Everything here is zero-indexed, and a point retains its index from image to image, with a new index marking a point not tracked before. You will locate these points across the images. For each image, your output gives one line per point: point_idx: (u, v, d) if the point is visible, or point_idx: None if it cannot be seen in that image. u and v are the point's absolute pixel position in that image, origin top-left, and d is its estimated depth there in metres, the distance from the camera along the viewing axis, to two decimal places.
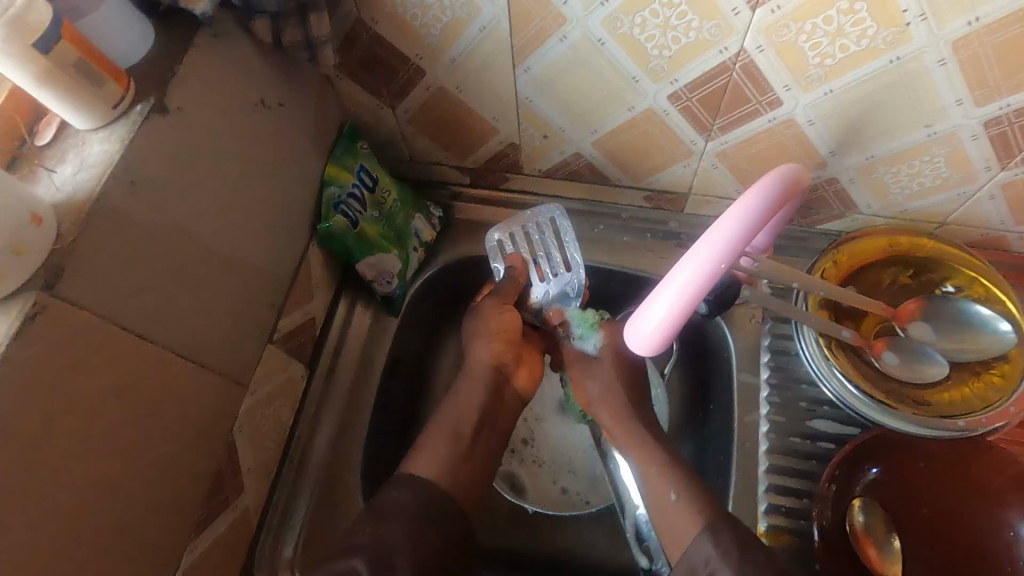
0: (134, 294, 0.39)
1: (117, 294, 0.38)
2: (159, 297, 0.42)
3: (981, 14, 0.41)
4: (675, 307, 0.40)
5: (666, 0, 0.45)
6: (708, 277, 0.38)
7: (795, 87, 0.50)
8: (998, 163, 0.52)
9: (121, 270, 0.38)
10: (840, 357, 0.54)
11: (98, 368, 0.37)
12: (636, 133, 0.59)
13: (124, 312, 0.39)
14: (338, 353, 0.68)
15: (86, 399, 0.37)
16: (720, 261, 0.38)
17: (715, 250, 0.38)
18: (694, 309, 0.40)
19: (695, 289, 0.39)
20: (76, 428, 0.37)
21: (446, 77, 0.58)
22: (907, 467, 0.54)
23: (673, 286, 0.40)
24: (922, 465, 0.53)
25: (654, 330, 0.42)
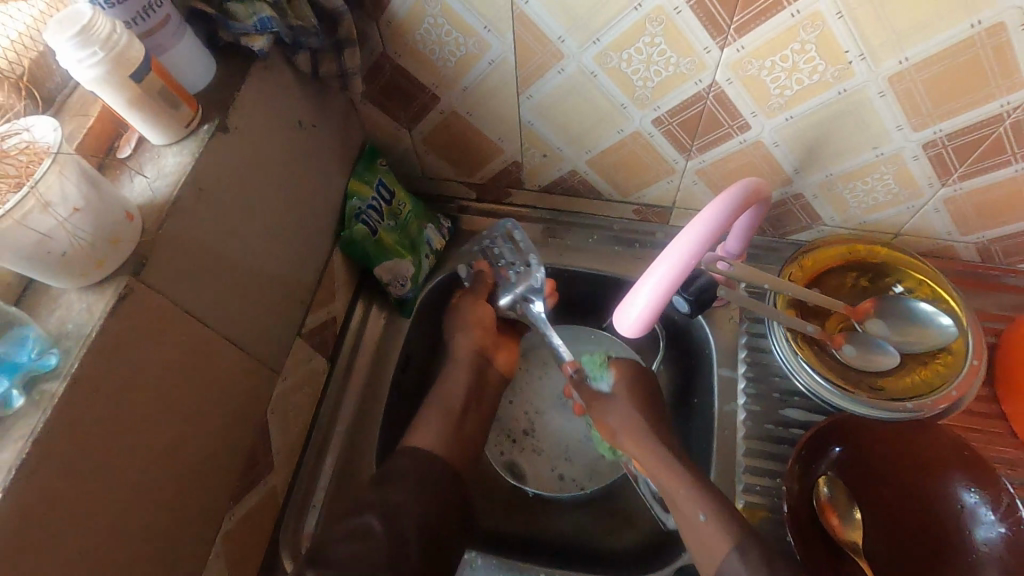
0: (196, 284, 0.46)
1: (184, 283, 0.45)
2: (215, 287, 0.49)
3: (910, 55, 0.50)
4: (654, 296, 0.47)
5: (648, 40, 0.53)
6: (681, 270, 0.46)
7: (760, 113, 0.58)
8: (938, 180, 0.60)
9: (188, 262, 0.45)
10: (806, 350, 0.62)
11: (168, 345, 0.44)
12: (624, 153, 0.67)
13: (189, 298, 0.46)
14: (356, 350, 0.74)
15: (158, 370, 0.43)
16: (692, 256, 0.45)
17: (687, 247, 0.45)
18: (669, 298, 0.47)
19: (670, 280, 0.46)
20: (150, 395, 0.43)
21: (458, 103, 0.66)
22: (866, 448, 0.61)
23: (654, 278, 0.47)
24: (880, 445, 0.60)
25: (636, 318, 0.49)
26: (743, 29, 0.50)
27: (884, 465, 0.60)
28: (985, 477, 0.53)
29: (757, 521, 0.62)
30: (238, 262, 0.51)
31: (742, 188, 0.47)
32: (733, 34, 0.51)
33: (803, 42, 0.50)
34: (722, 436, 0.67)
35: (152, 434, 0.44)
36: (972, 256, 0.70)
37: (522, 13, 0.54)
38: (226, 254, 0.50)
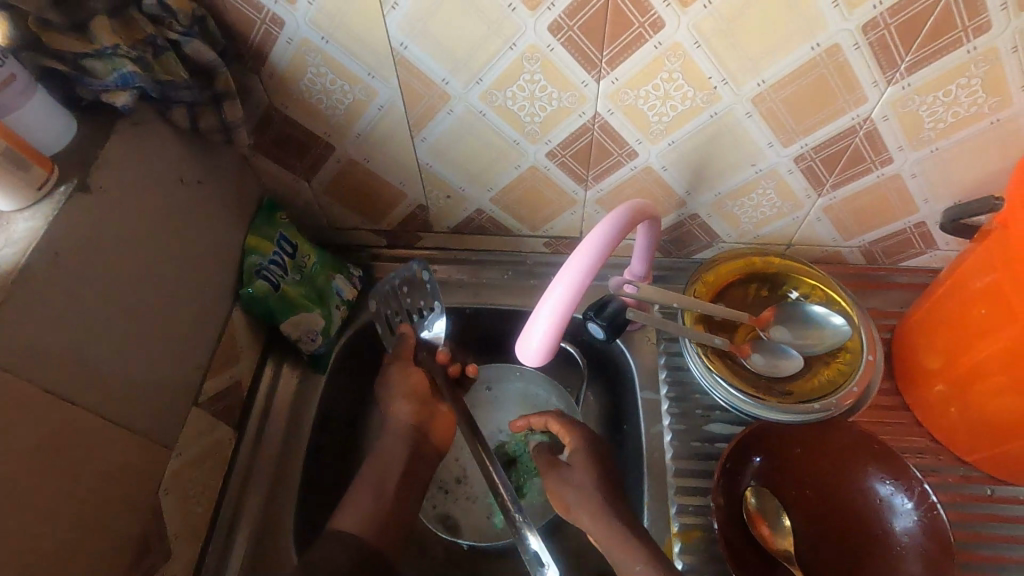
0: (53, 355, 0.43)
1: (29, 357, 0.41)
2: (79, 358, 0.45)
3: (765, 78, 0.54)
4: (556, 313, 0.46)
5: (528, 77, 0.55)
6: (579, 284, 0.45)
7: (645, 140, 0.61)
8: (813, 191, 0.65)
9: (40, 332, 0.42)
10: (718, 362, 0.63)
11: (17, 426, 0.40)
12: (525, 188, 0.69)
13: (44, 374, 0.42)
14: (267, 414, 0.70)
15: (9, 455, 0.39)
16: (584, 278, 0.45)
17: (583, 260, 0.45)
18: (570, 317, 0.46)
19: (569, 295, 0.45)
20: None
21: (354, 151, 0.66)
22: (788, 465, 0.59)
23: (551, 304, 0.46)
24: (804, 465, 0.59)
25: (539, 345, 0.47)
26: (613, 61, 0.53)
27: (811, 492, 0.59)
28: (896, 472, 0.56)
29: (692, 542, 0.61)
30: (111, 330, 0.48)
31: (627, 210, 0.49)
32: (605, 67, 0.54)
33: (670, 71, 0.54)
34: (652, 460, 0.67)
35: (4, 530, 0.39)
36: (858, 259, 0.75)
37: (403, 58, 0.55)
38: (93, 322, 0.46)
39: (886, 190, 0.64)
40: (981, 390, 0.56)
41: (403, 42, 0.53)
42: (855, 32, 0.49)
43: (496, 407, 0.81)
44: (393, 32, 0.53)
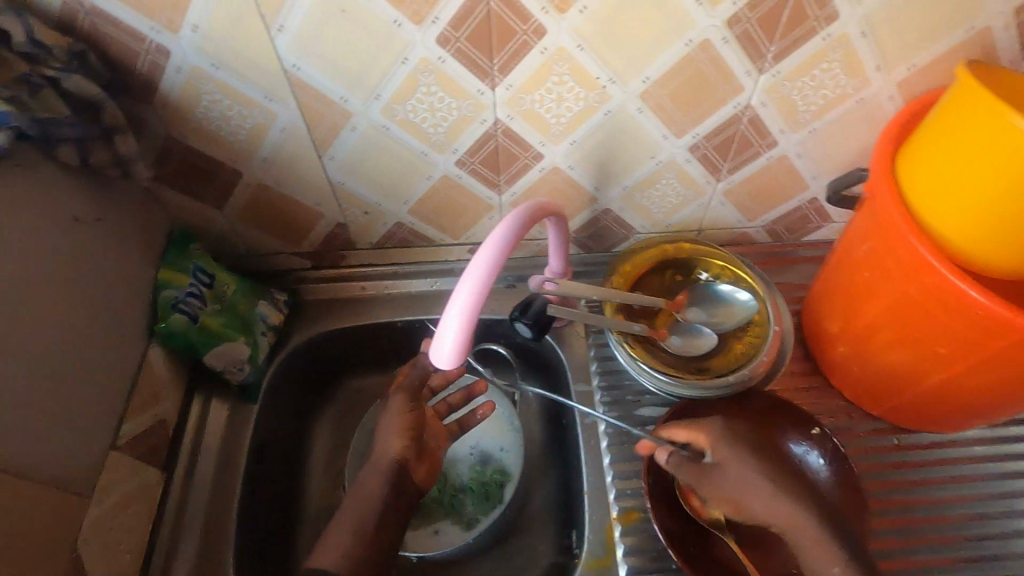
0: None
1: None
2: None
3: (649, 74, 0.57)
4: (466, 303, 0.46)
5: (425, 89, 0.57)
6: (487, 274, 0.46)
7: (548, 142, 0.63)
8: (712, 177, 0.69)
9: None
10: (639, 349, 0.66)
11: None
12: (440, 198, 0.70)
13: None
14: (197, 450, 0.68)
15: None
16: (485, 281, 0.46)
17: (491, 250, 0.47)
18: (480, 309, 0.47)
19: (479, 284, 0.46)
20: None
21: (262, 175, 0.65)
22: (750, 446, 0.57)
23: (457, 311, 0.46)
24: (762, 451, 0.57)
25: (453, 341, 0.47)
26: (505, 68, 0.55)
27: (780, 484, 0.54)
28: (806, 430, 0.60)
29: (631, 524, 0.63)
30: None
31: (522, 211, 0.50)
32: (497, 74, 0.56)
33: (559, 74, 0.56)
34: (589, 449, 0.69)
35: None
36: (765, 238, 0.80)
37: (297, 78, 0.55)
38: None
39: (777, 171, 0.68)
40: (876, 343, 0.60)
41: (295, 62, 0.54)
42: (722, 26, 0.53)
43: None
44: (283, 54, 0.53)
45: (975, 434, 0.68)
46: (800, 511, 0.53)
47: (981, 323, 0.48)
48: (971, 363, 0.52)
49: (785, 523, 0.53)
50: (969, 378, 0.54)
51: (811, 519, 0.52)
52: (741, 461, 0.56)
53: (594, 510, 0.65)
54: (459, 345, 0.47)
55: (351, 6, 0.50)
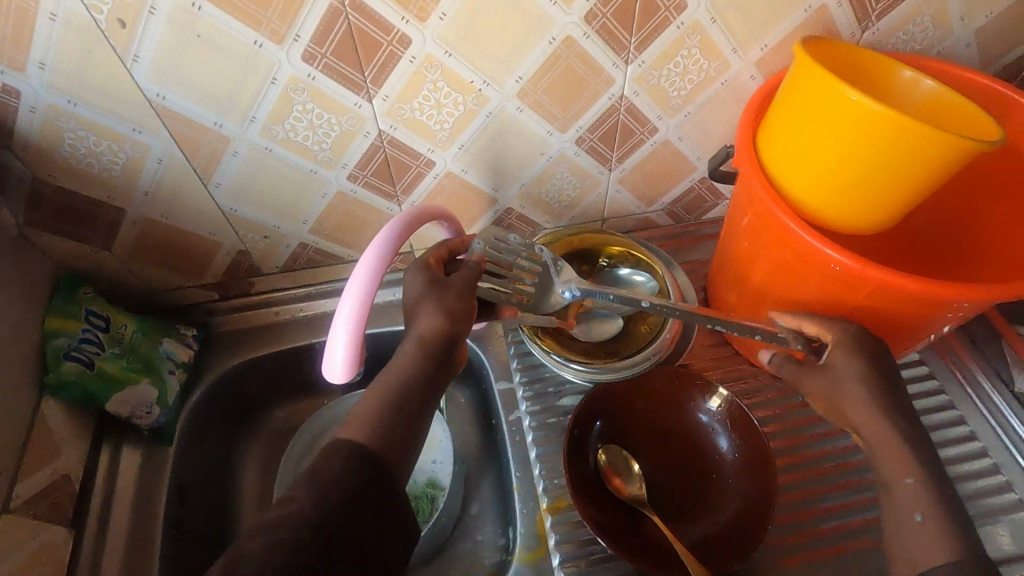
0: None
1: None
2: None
3: (521, 74, 0.58)
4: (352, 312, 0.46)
5: (301, 107, 0.56)
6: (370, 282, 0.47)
7: (436, 148, 0.64)
8: (603, 167, 0.71)
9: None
10: (551, 340, 0.68)
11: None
12: (340, 214, 0.69)
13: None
14: (110, 501, 0.65)
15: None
16: (365, 295, 0.47)
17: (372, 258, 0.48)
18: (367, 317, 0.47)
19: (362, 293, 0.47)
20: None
21: (147, 209, 0.63)
22: (865, 352, 0.53)
23: (343, 328, 0.47)
24: (881, 357, 0.53)
25: (344, 351, 0.47)
26: (377, 80, 0.56)
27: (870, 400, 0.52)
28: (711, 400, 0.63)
29: (560, 512, 0.64)
30: None
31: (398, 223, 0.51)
32: (371, 87, 0.56)
33: (433, 81, 0.57)
34: (515, 445, 0.70)
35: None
36: (667, 221, 0.83)
37: (164, 108, 0.54)
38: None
39: (663, 155, 0.72)
40: (766, 308, 0.63)
41: (159, 92, 0.53)
42: (580, 23, 0.55)
43: None
44: (144, 84, 0.52)
45: None
46: (883, 419, 0.51)
47: (840, 276, 0.52)
48: (842, 315, 0.56)
49: (862, 427, 0.52)
50: None
51: (895, 433, 0.51)
52: (855, 365, 0.53)
53: (524, 505, 0.66)
54: (350, 361, 0.47)
55: (206, 30, 0.49)
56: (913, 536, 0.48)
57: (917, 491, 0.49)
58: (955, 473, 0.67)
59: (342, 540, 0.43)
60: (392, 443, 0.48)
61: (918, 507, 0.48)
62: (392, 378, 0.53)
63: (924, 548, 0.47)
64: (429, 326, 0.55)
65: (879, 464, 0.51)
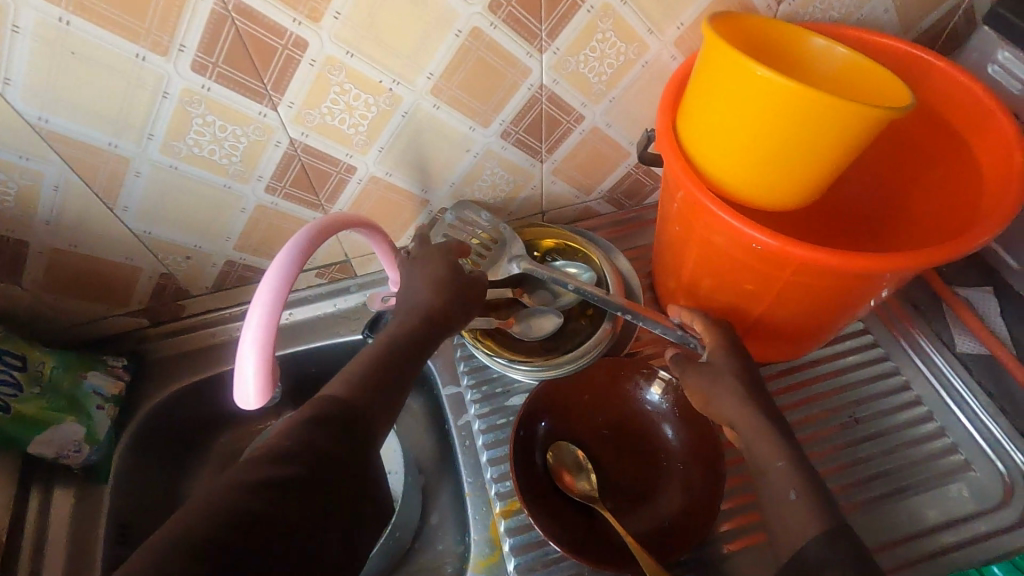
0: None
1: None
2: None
3: (431, 70, 0.56)
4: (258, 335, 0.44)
5: (200, 120, 0.54)
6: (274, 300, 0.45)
7: (355, 153, 0.62)
8: (534, 159, 0.70)
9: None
10: (490, 343, 0.67)
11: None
12: (264, 228, 0.67)
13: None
14: (41, 547, 0.62)
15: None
16: (268, 317, 0.44)
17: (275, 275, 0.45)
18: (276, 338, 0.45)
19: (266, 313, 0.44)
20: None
21: (52, 238, 0.60)
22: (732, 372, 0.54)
23: (251, 351, 0.44)
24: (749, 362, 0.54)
25: (255, 376, 0.45)
26: (279, 86, 0.53)
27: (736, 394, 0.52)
28: (653, 388, 0.62)
29: (514, 514, 0.63)
30: None
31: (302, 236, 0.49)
32: (273, 94, 0.54)
33: (339, 84, 0.55)
34: (466, 449, 0.69)
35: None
36: (608, 208, 0.82)
37: (50, 131, 0.51)
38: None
39: (593, 143, 0.70)
40: (704, 292, 0.63)
41: (41, 115, 0.50)
42: (485, 13, 0.53)
43: None
44: (23, 108, 0.49)
45: (814, 356, 0.73)
46: (749, 411, 0.51)
47: (764, 255, 0.51)
48: (773, 293, 0.55)
49: (736, 420, 0.52)
50: (777, 309, 0.57)
51: (762, 418, 0.50)
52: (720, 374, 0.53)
53: (477, 511, 0.65)
54: (262, 386, 0.45)
55: (81, 46, 0.46)
56: (787, 519, 0.46)
57: (787, 471, 0.47)
58: (903, 439, 0.67)
59: (325, 477, 0.40)
60: (367, 392, 0.47)
61: (792, 486, 0.47)
62: (380, 341, 0.53)
63: (797, 527, 0.45)
64: (423, 300, 0.57)
65: (751, 452, 0.50)
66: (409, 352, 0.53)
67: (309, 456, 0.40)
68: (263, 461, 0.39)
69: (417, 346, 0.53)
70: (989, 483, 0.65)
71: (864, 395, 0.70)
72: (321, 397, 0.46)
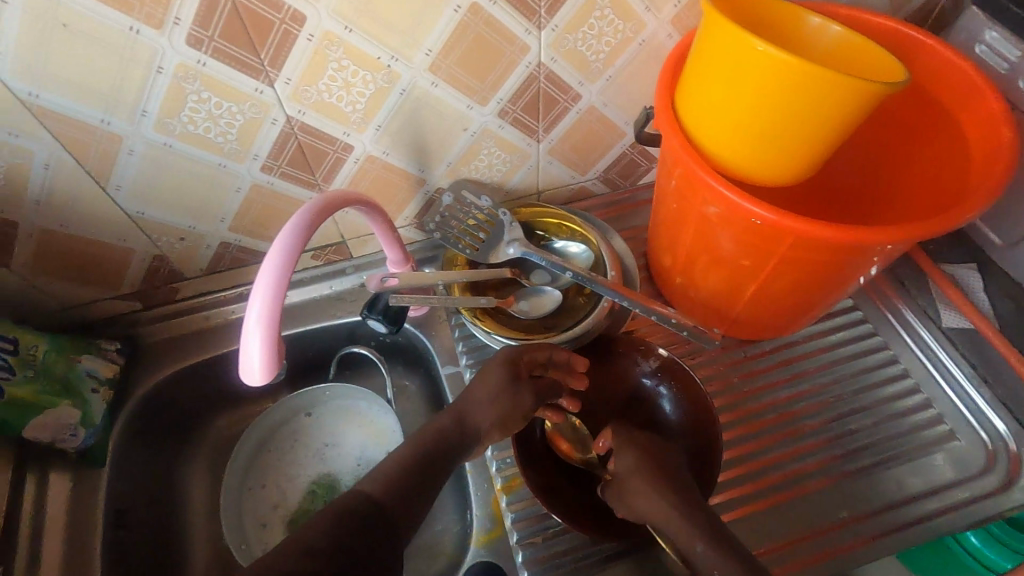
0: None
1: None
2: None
3: (430, 46, 0.56)
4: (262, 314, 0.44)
5: (195, 97, 0.53)
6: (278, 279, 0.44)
7: (352, 131, 0.61)
8: (531, 138, 0.70)
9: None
10: (487, 320, 0.67)
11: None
12: (259, 209, 0.66)
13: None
14: (39, 531, 0.61)
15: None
16: (272, 298, 0.44)
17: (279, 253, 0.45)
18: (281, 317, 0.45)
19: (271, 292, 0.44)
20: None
21: (43, 219, 0.59)
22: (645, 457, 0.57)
23: (255, 331, 0.44)
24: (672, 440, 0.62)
25: (260, 355, 0.44)
26: (276, 62, 0.52)
27: (648, 480, 0.54)
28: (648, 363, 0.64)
29: (514, 490, 0.64)
30: None
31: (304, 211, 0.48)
32: (270, 69, 0.53)
33: (337, 60, 0.54)
34: None
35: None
36: (603, 188, 0.83)
37: (41, 107, 0.50)
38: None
39: (589, 122, 0.70)
40: (701, 269, 0.64)
41: (31, 91, 0.48)
42: None
43: (320, 430, 0.79)
44: (12, 82, 0.47)
45: (806, 332, 0.75)
46: (675, 510, 0.51)
47: (761, 230, 0.52)
48: (769, 268, 0.56)
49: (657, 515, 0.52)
50: (772, 283, 0.58)
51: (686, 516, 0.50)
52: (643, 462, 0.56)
53: (477, 486, 0.66)
54: (266, 363, 0.44)
55: (72, 18, 0.45)
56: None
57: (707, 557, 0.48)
58: (892, 412, 0.69)
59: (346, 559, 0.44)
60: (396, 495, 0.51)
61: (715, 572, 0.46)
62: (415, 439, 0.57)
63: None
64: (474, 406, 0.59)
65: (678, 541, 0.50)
66: (441, 458, 0.56)
67: (336, 549, 0.44)
68: (296, 552, 0.43)
69: (447, 451, 0.57)
70: (970, 452, 0.67)
71: (853, 369, 0.72)
72: (354, 493, 0.51)
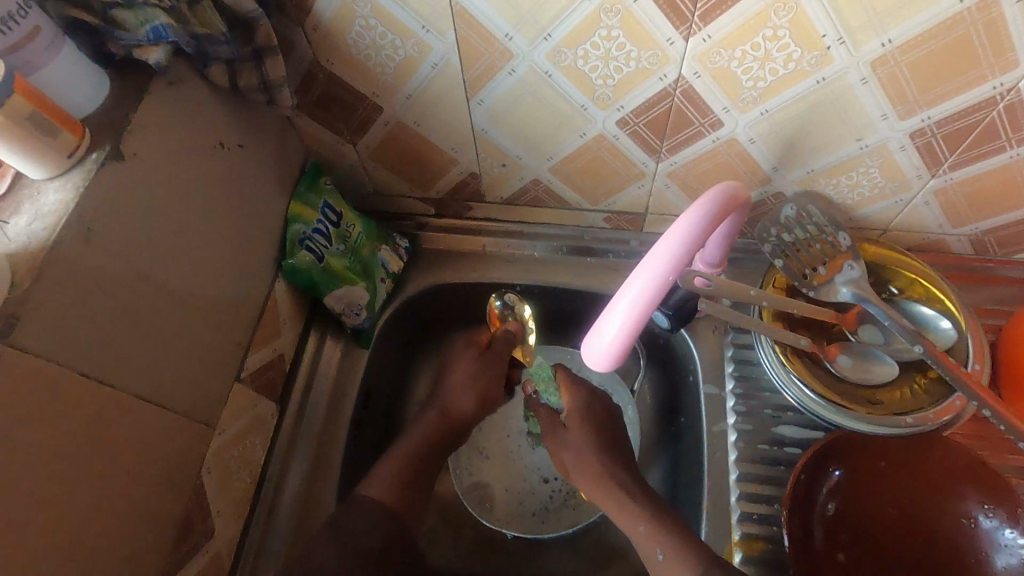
0: (75, 331, 0.40)
1: (43, 335, 0.38)
2: (97, 336, 0.41)
3: (892, 36, 0.45)
4: (654, 272, 0.43)
5: (604, 33, 0.48)
6: (680, 248, 0.43)
7: (733, 108, 0.53)
8: (927, 171, 0.55)
9: (49, 310, 0.38)
10: (797, 363, 0.57)
11: (8, 392, 0.36)
12: (588, 158, 0.62)
13: (65, 353, 0.39)
14: (310, 387, 0.68)
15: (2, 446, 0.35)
16: (668, 262, 0.43)
17: (689, 225, 0.43)
18: (666, 283, 0.43)
19: (672, 256, 0.43)
20: (13, 469, 0.36)
21: (404, 113, 0.60)
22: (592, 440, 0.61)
23: (638, 284, 0.44)
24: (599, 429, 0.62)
25: (629, 308, 0.45)
26: (708, 15, 0.45)
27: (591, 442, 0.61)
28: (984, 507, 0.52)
29: (754, 554, 0.57)
30: (146, 311, 0.45)
31: (711, 200, 0.43)
32: (697, 22, 0.46)
33: (775, 27, 0.45)
34: (713, 460, 0.62)
35: (17, 524, 0.36)
36: (965, 249, 0.65)
37: (463, 9, 0.48)
38: (108, 300, 0.42)
39: (1016, 175, 0.54)
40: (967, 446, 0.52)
41: None
42: None
43: None
44: None
45: None
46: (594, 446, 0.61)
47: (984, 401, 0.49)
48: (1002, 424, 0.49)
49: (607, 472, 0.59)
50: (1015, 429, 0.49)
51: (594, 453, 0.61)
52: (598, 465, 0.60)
53: (710, 527, 0.59)
54: (608, 362, 0.48)
55: None
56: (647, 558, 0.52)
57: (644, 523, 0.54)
58: None
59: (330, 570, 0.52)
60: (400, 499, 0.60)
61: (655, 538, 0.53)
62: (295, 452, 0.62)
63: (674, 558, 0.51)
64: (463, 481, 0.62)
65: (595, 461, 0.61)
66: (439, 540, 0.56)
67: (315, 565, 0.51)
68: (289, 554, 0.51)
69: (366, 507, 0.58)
70: None
71: None
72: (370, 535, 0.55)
